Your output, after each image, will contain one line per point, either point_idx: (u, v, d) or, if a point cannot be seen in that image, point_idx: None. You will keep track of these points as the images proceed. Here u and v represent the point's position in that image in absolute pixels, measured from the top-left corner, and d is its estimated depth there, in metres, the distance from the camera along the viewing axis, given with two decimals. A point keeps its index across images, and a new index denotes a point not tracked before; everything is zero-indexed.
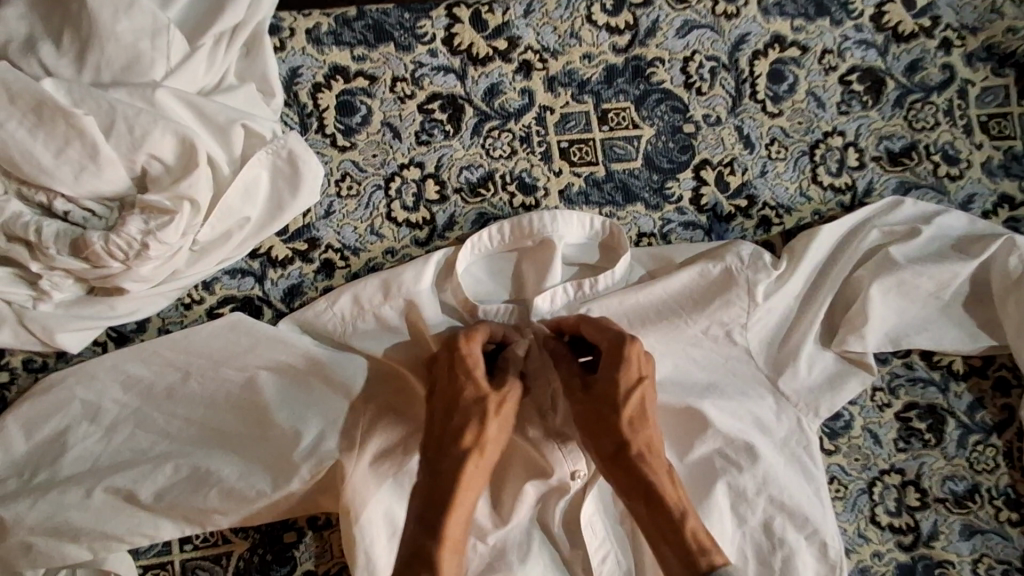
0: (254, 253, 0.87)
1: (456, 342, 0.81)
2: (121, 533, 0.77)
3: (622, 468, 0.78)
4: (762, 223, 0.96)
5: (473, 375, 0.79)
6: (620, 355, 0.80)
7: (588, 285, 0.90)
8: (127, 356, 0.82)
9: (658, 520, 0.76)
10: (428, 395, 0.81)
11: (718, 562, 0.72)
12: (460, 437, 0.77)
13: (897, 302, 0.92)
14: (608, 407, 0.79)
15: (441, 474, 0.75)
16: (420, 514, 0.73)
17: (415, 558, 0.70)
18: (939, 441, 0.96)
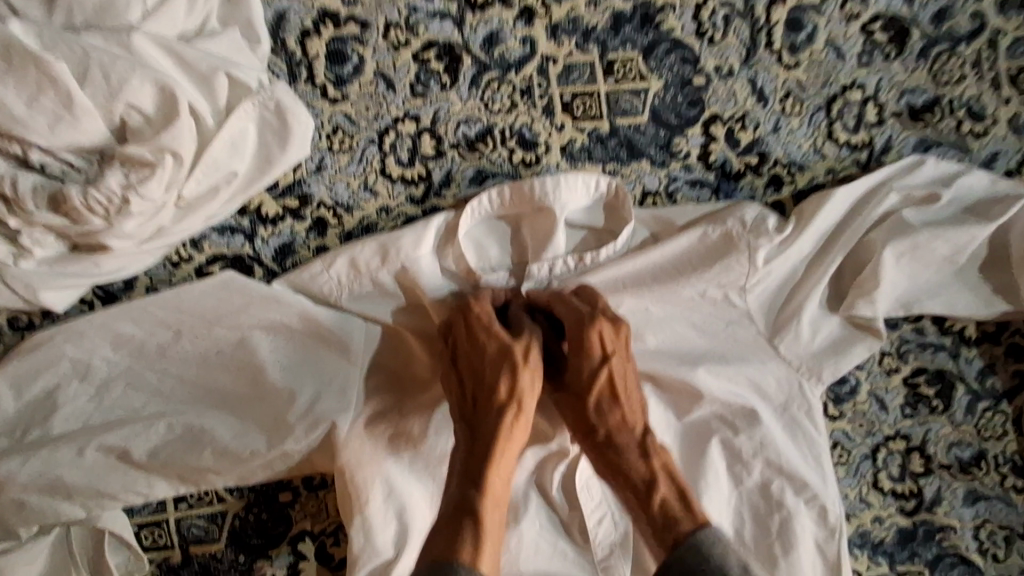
0: (242, 210, 0.84)
1: (470, 301, 0.82)
2: (116, 491, 0.77)
3: (594, 444, 0.80)
4: (773, 182, 0.92)
5: (492, 331, 0.80)
6: (585, 327, 0.80)
7: (590, 258, 0.88)
8: (116, 314, 0.80)
9: (628, 491, 0.76)
10: (448, 358, 0.81)
11: (683, 532, 0.70)
12: (495, 392, 0.78)
13: (911, 266, 0.88)
14: (578, 392, 0.81)
15: (480, 432, 0.76)
16: (465, 465, 0.75)
17: (459, 510, 0.70)
18: (946, 407, 0.94)
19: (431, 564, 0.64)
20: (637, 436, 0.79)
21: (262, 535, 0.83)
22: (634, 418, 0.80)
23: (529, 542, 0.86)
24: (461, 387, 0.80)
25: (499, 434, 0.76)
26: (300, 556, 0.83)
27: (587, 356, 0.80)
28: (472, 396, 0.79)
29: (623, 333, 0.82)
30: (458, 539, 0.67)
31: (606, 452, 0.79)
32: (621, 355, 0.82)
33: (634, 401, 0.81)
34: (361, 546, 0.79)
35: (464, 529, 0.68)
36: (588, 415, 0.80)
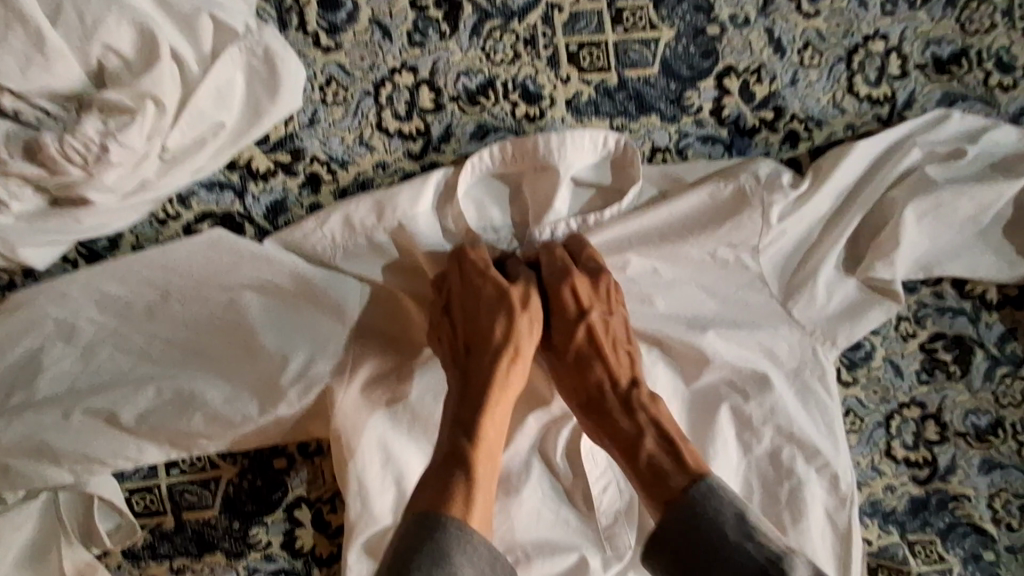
0: (232, 165, 0.80)
1: (465, 250, 0.79)
2: (104, 456, 0.74)
3: (582, 400, 0.78)
4: (789, 138, 0.87)
5: (488, 275, 0.78)
6: (564, 281, 0.79)
7: (594, 219, 0.84)
8: (100, 274, 0.76)
9: (616, 445, 0.75)
10: (440, 307, 0.79)
11: (675, 487, 0.68)
12: (489, 337, 0.76)
13: (933, 226, 0.84)
14: (558, 351, 0.81)
15: (472, 380, 0.74)
16: (456, 413, 0.73)
17: (451, 457, 0.69)
18: (964, 373, 0.91)
19: (414, 517, 0.62)
20: (622, 392, 0.77)
21: (257, 502, 0.81)
22: (619, 373, 0.78)
23: (531, 510, 0.84)
24: (454, 334, 0.78)
25: (494, 379, 0.74)
26: (297, 523, 0.81)
27: (564, 312, 0.80)
28: (463, 342, 0.77)
29: (607, 288, 0.80)
30: (449, 488, 0.65)
31: (590, 408, 0.78)
32: (600, 308, 0.80)
33: (623, 353, 0.80)
34: (358, 514, 0.77)
35: (454, 479, 0.66)
36: (572, 372, 0.80)
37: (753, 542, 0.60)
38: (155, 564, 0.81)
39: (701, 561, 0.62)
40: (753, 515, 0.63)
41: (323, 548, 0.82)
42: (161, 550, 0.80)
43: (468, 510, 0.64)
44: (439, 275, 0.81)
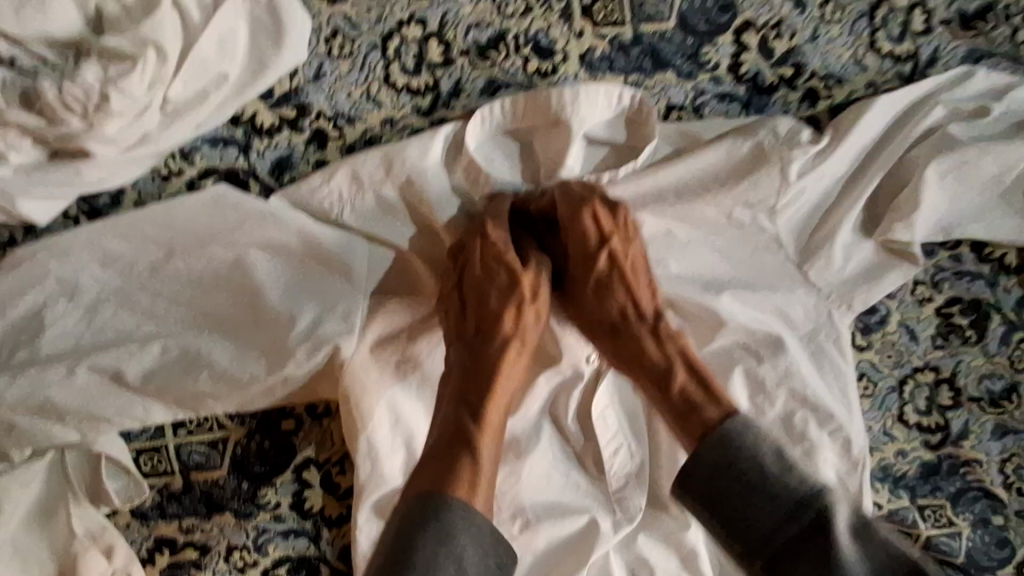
0: (235, 120, 0.78)
1: (487, 225, 0.78)
2: (110, 415, 0.73)
3: (608, 334, 0.80)
4: (808, 97, 0.85)
5: (504, 258, 0.78)
6: (584, 213, 0.78)
7: (606, 178, 0.83)
8: (103, 230, 0.74)
9: (646, 378, 0.76)
10: (454, 283, 0.78)
11: (709, 417, 0.69)
12: (500, 321, 0.75)
13: (953, 186, 0.83)
14: (580, 286, 0.82)
15: (480, 362, 0.73)
16: (458, 393, 0.71)
17: (454, 440, 0.67)
18: (980, 338, 0.89)
19: (417, 497, 0.62)
20: (647, 321, 0.79)
21: (265, 463, 0.80)
22: (641, 302, 0.80)
23: (541, 472, 0.83)
24: (462, 320, 0.77)
25: (501, 365, 0.73)
26: (305, 484, 0.80)
27: (582, 242, 0.80)
28: (475, 326, 0.76)
29: (626, 216, 0.80)
30: (454, 470, 0.64)
31: (618, 338, 0.79)
32: (620, 236, 0.80)
33: (641, 284, 0.81)
34: (368, 475, 0.76)
35: (460, 461, 0.65)
36: (593, 305, 0.81)
37: (793, 478, 0.63)
38: (164, 524, 0.79)
39: (736, 498, 0.64)
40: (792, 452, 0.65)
41: (332, 509, 0.80)
42: (170, 509, 0.79)
43: (473, 493, 0.63)
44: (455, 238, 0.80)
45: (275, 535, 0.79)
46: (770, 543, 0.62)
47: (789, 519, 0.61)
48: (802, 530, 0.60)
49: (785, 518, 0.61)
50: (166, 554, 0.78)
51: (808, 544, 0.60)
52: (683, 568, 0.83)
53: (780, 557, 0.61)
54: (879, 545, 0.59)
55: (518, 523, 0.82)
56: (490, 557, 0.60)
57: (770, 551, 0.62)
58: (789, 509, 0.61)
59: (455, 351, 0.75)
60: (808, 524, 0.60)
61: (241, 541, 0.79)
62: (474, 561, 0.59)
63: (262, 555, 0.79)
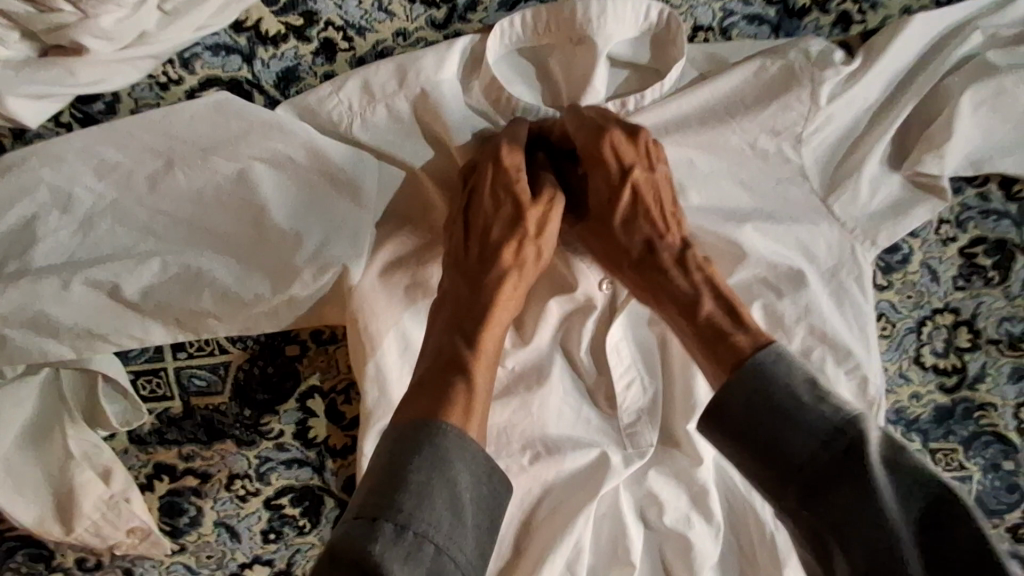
0: (238, 26, 0.73)
1: (501, 149, 0.72)
2: (107, 333, 0.70)
3: (631, 268, 0.75)
4: (840, 21, 0.81)
5: (515, 188, 0.73)
6: (604, 142, 0.73)
7: (633, 102, 0.79)
8: (97, 136, 0.70)
9: (671, 308, 0.72)
10: (462, 207, 0.73)
11: (740, 343, 0.65)
12: (501, 252, 0.71)
13: (988, 117, 0.80)
14: (601, 215, 0.77)
15: (479, 289, 0.69)
16: (451, 320, 0.67)
17: (449, 365, 0.63)
18: (1003, 279, 0.87)
19: (408, 423, 0.57)
20: (675, 249, 0.74)
21: (268, 391, 0.77)
22: (668, 231, 0.75)
23: (551, 407, 0.81)
24: (465, 249, 0.72)
25: (499, 298, 0.69)
26: (310, 413, 0.78)
27: (605, 173, 0.75)
28: (478, 258, 0.71)
29: (648, 143, 0.75)
30: (447, 394, 0.60)
31: (642, 267, 0.74)
32: (641, 166, 0.75)
33: (666, 217, 0.76)
34: (375, 402, 0.73)
35: (454, 385, 0.61)
36: (615, 237, 0.76)
37: (830, 406, 0.58)
38: (163, 451, 0.77)
39: (771, 426, 0.59)
40: (824, 383, 0.60)
41: (337, 439, 0.78)
42: (169, 436, 0.77)
43: (467, 419, 0.59)
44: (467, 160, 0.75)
45: (279, 464, 0.78)
46: (807, 470, 0.57)
47: (828, 445, 0.56)
48: (842, 453, 0.56)
49: (824, 443, 0.57)
50: (165, 482, 0.77)
51: (845, 468, 0.55)
52: (693, 505, 0.82)
53: (813, 484, 0.57)
54: (910, 469, 0.54)
55: (529, 455, 0.81)
56: (484, 488, 0.56)
57: (806, 480, 0.57)
58: (828, 433, 0.57)
59: (451, 276, 0.71)
60: (847, 446, 0.56)
61: (242, 469, 0.77)
62: (467, 490, 0.55)
63: (265, 484, 0.78)
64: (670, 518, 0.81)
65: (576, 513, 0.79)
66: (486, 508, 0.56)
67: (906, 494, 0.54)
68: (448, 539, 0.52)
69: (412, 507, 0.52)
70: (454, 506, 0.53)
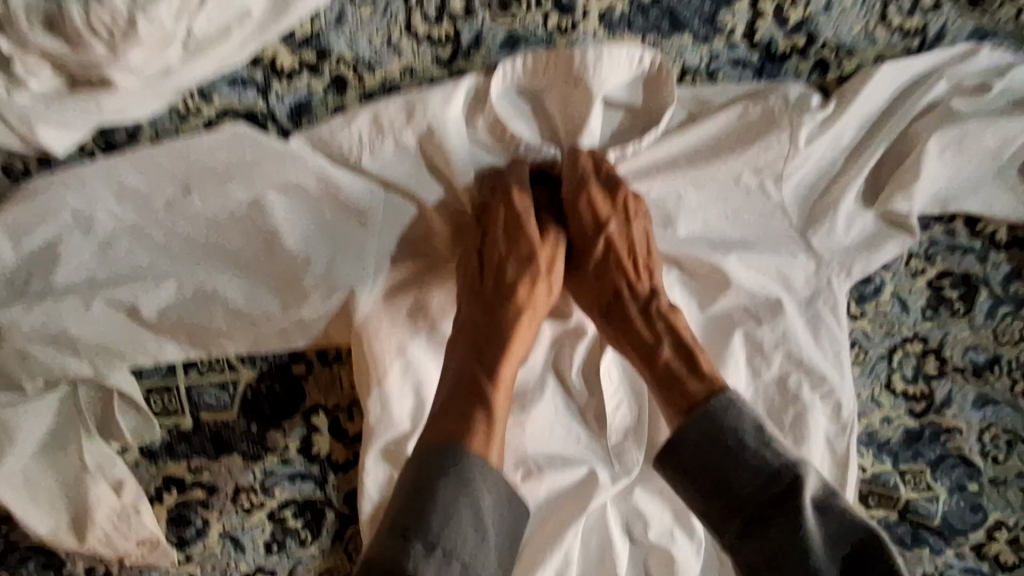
0: (254, 61, 0.77)
1: (512, 190, 0.79)
2: (123, 349, 0.75)
3: (603, 312, 0.81)
4: (818, 66, 0.86)
5: (525, 228, 0.79)
6: (581, 193, 0.81)
7: (631, 148, 0.84)
8: (120, 162, 0.74)
9: (633, 349, 0.78)
10: (479, 244, 0.79)
11: (691, 389, 0.72)
12: (515, 286, 0.76)
13: (954, 159, 0.86)
14: (583, 264, 0.84)
15: (496, 322, 0.74)
16: (470, 347, 0.72)
17: (470, 393, 0.67)
18: (968, 311, 0.93)
19: (435, 446, 0.61)
20: (642, 299, 0.80)
21: (275, 407, 0.81)
22: (639, 282, 0.81)
23: (546, 425, 0.86)
24: (481, 282, 0.77)
25: (513, 333, 0.74)
26: (314, 429, 0.81)
27: (581, 226, 0.83)
28: (494, 289, 0.76)
29: (625, 202, 0.82)
30: (471, 421, 0.64)
31: (610, 316, 0.80)
32: (616, 219, 0.82)
33: (641, 268, 0.82)
34: (377, 418, 0.77)
35: (475, 413, 0.65)
36: (592, 283, 0.83)
37: (775, 450, 0.66)
38: (172, 464, 0.80)
39: (722, 464, 0.66)
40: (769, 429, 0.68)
41: (340, 454, 0.81)
42: (179, 450, 0.80)
43: (490, 446, 0.63)
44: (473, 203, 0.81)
45: (283, 478, 0.81)
46: (751, 504, 0.64)
47: (769, 484, 0.64)
48: (780, 495, 0.63)
49: (767, 483, 0.64)
50: (174, 494, 0.80)
51: (784, 508, 0.63)
52: (676, 520, 0.86)
53: (758, 517, 0.64)
54: (834, 515, 0.63)
55: (521, 471, 0.85)
56: (505, 510, 0.61)
57: (746, 513, 0.64)
58: (768, 474, 0.64)
59: (469, 304, 0.76)
60: (786, 488, 0.63)
61: (248, 482, 0.80)
62: (490, 513, 0.60)
63: (269, 496, 0.80)
64: (655, 532, 0.85)
65: (565, 527, 0.83)
66: (507, 527, 0.61)
67: (831, 538, 0.62)
68: (472, 555, 0.58)
69: (439, 525, 0.57)
70: (478, 517, 0.59)
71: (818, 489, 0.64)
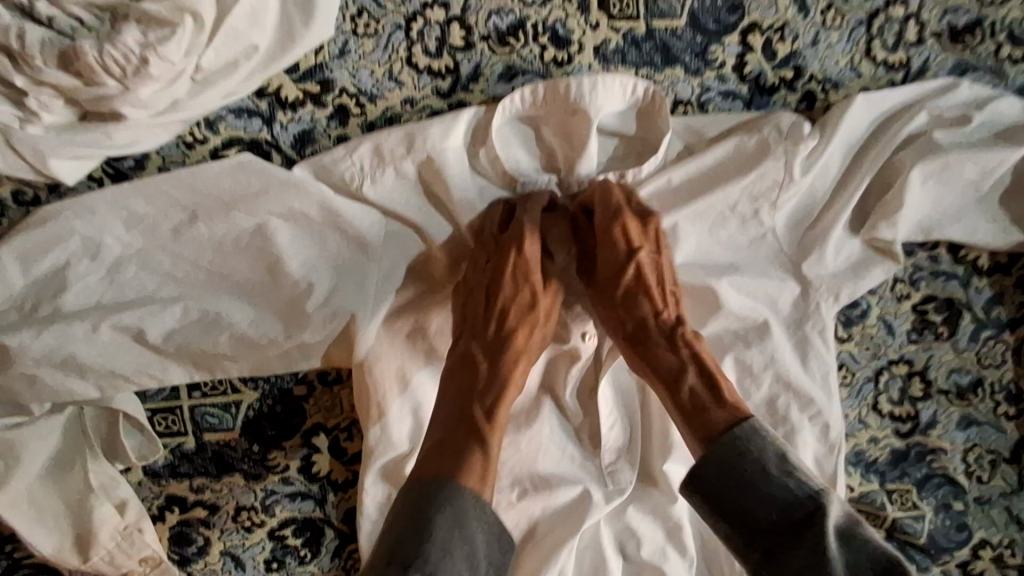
0: (261, 92, 0.80)
1: (525, 233, 0.80)
2: (129, 372, 0.76)
3: (627, 337, 0.82)
4: (805, 98, 0.89)
5: (529, 275, 0.81)
6: (615, 226, 0.83)
7: (631, 174, 0.87)
8: (127, 190, 0.76)
9: (658, 374, 0.79)
10: (482, 283, 0.80)
11: (718, 417, 0.73)
12: (514, 330, 0.78)
13: (936, 188, 0.88)
14: (607, 290, 0.84)
15: (496, 366, 0.75)
16: (468, 389, 0.74)
17: (460, 433, 0.69)
18: (951, 334, 0.95)
19: (427, 481, 0.64)
20: (667, 327, 0.81)
21: (277, 427, 0.83)
22: (664, 311, 0.83)
23: (539, 444, 0.87)
24: (483, 322, 0.79)
25: (511, 378, 0.75)
26: (314, 448, 0.83)
27: (614, 253, 0.83)
28: (496, 333, 0.78)
29: (656, 230, 0.84)
30: (465, 460, 0.66)
31: (634, 341, 0.82)
32: (648, 248, 0.84)
33: (664, 296, 0.83)
34: (377, 440, 0.79)
35: (471, 452, 0.67)
36: (616, 308, 0.83)
37: (799, 478, 0.68)
38: (174, 483, 0.83)
39: (747, 488, 0.68)
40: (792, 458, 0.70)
41: (338, 473, 0.83)
42: (182, 469, 0.83)
43: (483, 484, 0.66)
44: (473, 230, 0.84)
45: (283, 497, 0.83)
46: (775, 528, 0.66)
47: (793, 510, 0.66)
48: (803, 520, 0.65)
49: (791, 508, 0.66)
50: (176, 512, 0.82)
51: (806, 532, 0.65)
52: (668, 540, 0.88)
53: (780, 542, 0.66)
54: (857, 542, 0.64)
55: (517, 491, 0.87)
56: (495, 543, 0.64)
57: (770, 537, 0.66)
58: (793, 500, 0.66)
59: (467, 341, 0.78)
60: (809, 513, 0.65)
61: (249, 502, 0.83)
62: (481, 548, 0.63)
63: (269, 516, 0.83)
64: (647, 550, 0.87)
65: (560, 545, 0.85)
66: (496, 559, 0.64)
67: (854, 563, 0.63)
68: None
69: (436, 560, 0.60)
70: (470, 560, 0.61)
71: (840, 516, 0.66)
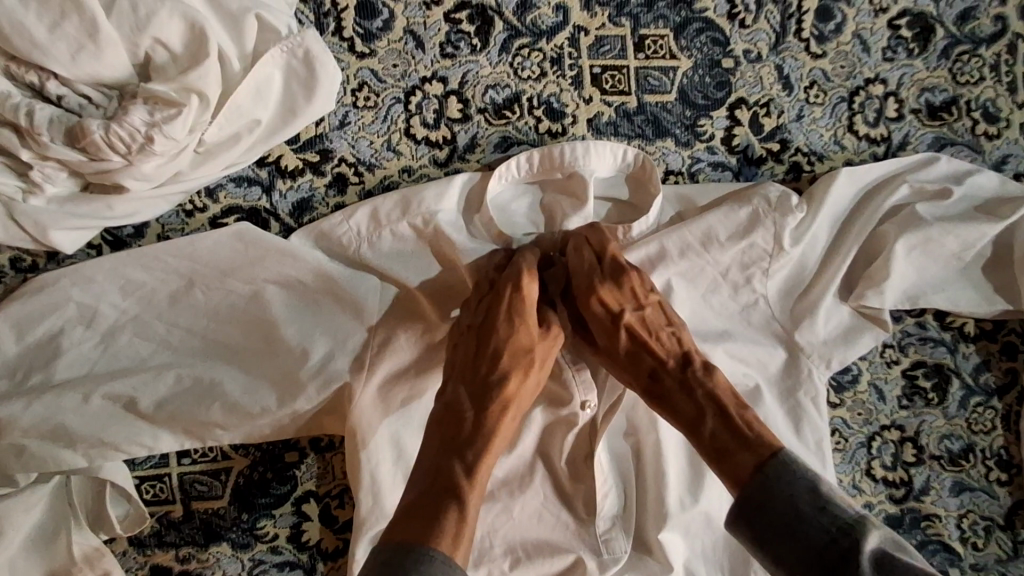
0: (262, 161, 0.82)
1: (522, 274, 0.79)
2: (119, 442, 0.75)
3: (644, 385, 0.80)
4: (792, 169, 0.92)
5: (528, 320, 0.79)
6: (592, 290, 0.82)
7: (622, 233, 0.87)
8: (126, 259, 0.78)
9: (683, 417, 0.77)
10: (476, 323, 0.79)
11: (748, 459, 0.71)
12: (505, 378, 0.76)
13: (921, 258, 0.90)
14: (606, 340, 0.83)
15: (482, 412, 0.74)
16: (446, 447, 0.72)
17: (437, 488, 0.68)
18: (941, 400, 0.96)
19: (398, 547, 0.62)
20: (676, 369, 0.79)
21: (268, 494, 0.82)
22: (667, 353, 0.80)
23: (532, 510, 0.87)
24: (474, 368, 0.77)
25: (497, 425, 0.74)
26: (304, 516, 0.82)
27: (600, 308, 0.82)
28: (485, 376, 0.76)
29: (633, 285, 0.82)
30: (440, 519, 0.64)
31: (651, 389, 0.80)
32: (630, 301, 0.82)
33: (664, 335, 0.82)
34: (369, 508, 0.79)
35: (446, 512, 0.65)
36: (620, 355, 0.82)
37: (834, 512, 0.65)
38: (160, 553, 0.81)
39: (783, 523, 0.66)
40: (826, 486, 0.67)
41: (329, 542, 0.82)
42: (167, 538, 0.81)
43: (455, 547, 0.64)
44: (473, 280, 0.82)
45: (271, 567, 0.82)
46: (813, 563, 0.63)
47: (828, 546, 0.63)
48: (840, 558, 0.62)
49: (827, 544, 0.63)
50: None
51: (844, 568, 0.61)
52: None
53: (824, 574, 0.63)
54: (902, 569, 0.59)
55: (509, 560, 0.87)
56: None
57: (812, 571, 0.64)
58: (826, 538, 0.63)
59: (456, 387, 0.76)
60: (843, 551, 0.62)
61: (235, 571, 0.82)
62: None
63: None
64: None
65: None
66: None
67: None
68: None
69: None
70: None
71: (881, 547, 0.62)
